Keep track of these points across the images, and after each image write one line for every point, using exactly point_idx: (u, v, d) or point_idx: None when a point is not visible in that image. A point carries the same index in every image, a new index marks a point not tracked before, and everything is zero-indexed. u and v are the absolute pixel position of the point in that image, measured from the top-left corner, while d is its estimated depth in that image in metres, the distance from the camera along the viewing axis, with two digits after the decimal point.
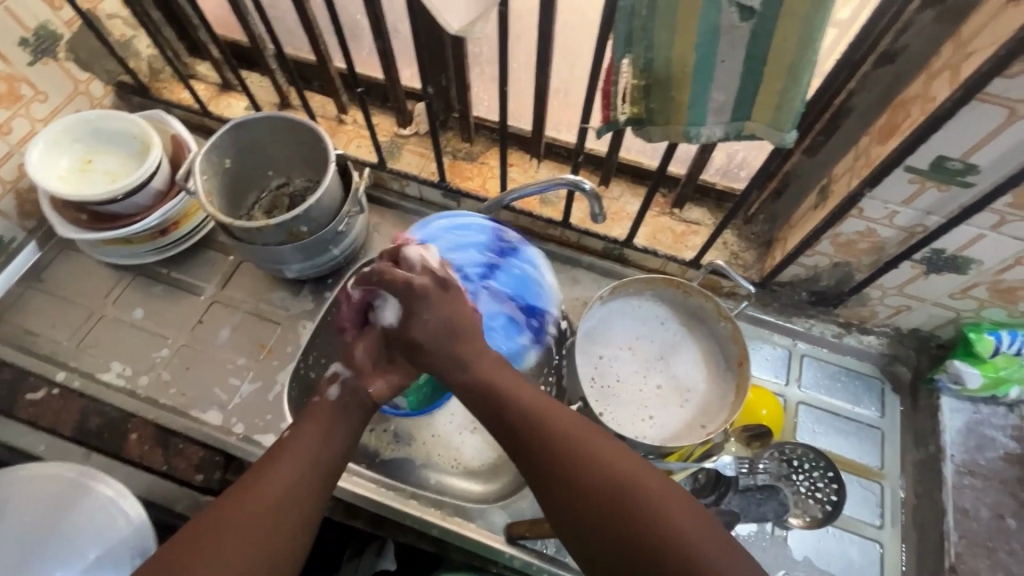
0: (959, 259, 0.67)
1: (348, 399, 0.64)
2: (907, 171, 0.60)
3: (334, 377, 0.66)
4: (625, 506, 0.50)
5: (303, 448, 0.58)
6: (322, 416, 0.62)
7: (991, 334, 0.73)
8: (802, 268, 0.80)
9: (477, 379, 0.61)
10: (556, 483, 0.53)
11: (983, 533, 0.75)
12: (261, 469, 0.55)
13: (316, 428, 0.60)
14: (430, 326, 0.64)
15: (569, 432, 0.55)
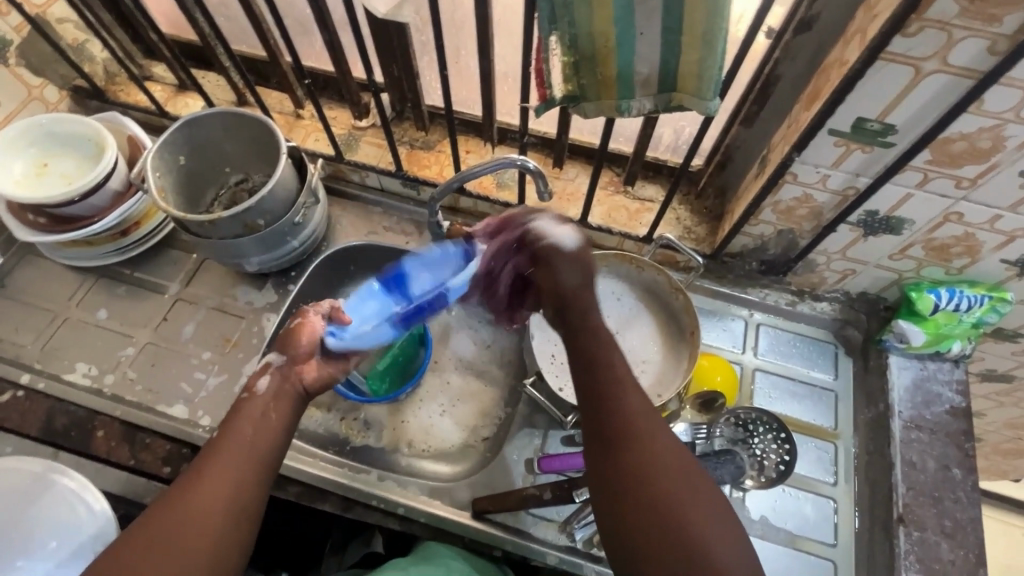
0: (892, 220, 0.70)
1: (280, 389, 0.64)
2: (831, 135, 0.62)
3: (265, 368, 0.64)
4: (658, 505, 0.53)
5: (232, 451, 0.57)
6: (255, 407, 0.61)
7: (931, 293, 0.76)
8: (749, 238, 0.82)
9: (593, 328, 0.65)
10: (613, 450, 0.57)
11: (931, 484, 0.76)
12: (203, 462, 0.57)
13: (241, 429, 0.59)
14: (575, 280, 0.67)
15: (632, 419, 0.58)
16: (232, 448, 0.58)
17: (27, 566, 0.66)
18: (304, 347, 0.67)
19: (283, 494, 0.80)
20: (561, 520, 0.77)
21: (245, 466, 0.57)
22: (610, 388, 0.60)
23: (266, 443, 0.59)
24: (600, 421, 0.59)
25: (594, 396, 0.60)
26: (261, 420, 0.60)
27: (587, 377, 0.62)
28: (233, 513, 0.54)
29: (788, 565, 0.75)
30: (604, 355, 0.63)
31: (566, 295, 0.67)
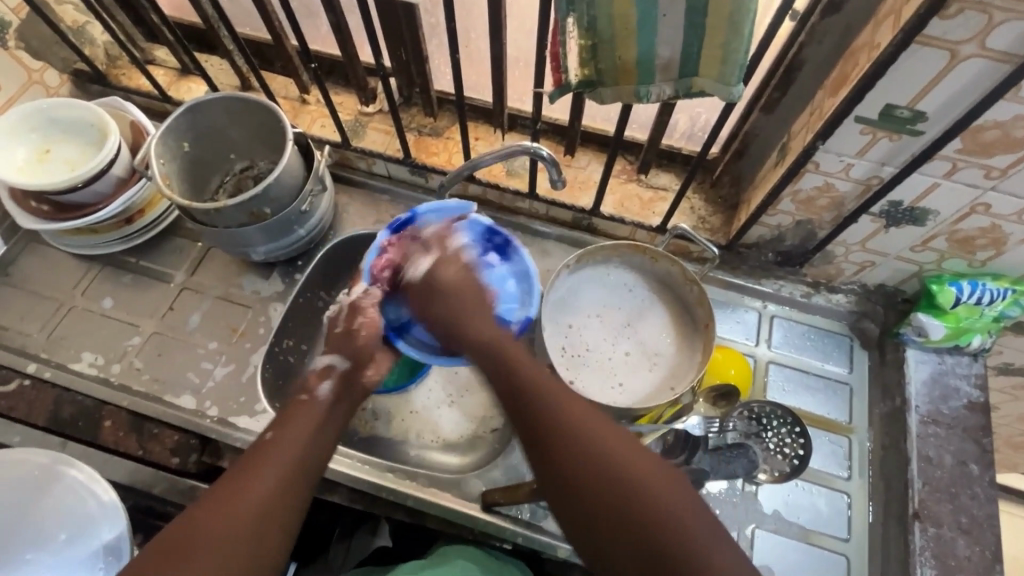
0: (916, 211, 0.68)
1: (340, 392, 0.66)
2: (857, 122, 0.60)
3: (325, 371, 0.67)
4: (611, 494, 0.50)
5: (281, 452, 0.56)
6: (312, 408, 0.62)
7: (952, 285, 0.74)
8: (765, 228, 0.80)
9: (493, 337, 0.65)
10: (554, 454, 0.53)
11: (947, 479, 0.75)
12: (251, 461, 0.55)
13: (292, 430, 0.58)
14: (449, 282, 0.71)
15: (565, 414, 0.55)
16: (283, 447, 0.57)
17: (37, 560, 0.66)
18: (359, 348, 0.70)
19: None
20: None
21: (293, 468, 0.56)
22: (532, 391, 0.58)
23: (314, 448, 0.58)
24: (529, 431, 0.56)
25: (518, 404, 0.57)
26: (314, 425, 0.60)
27: (506, 389, 0.60)
28: (273, 519, 0.52)
29: (801, 560, 0.75)
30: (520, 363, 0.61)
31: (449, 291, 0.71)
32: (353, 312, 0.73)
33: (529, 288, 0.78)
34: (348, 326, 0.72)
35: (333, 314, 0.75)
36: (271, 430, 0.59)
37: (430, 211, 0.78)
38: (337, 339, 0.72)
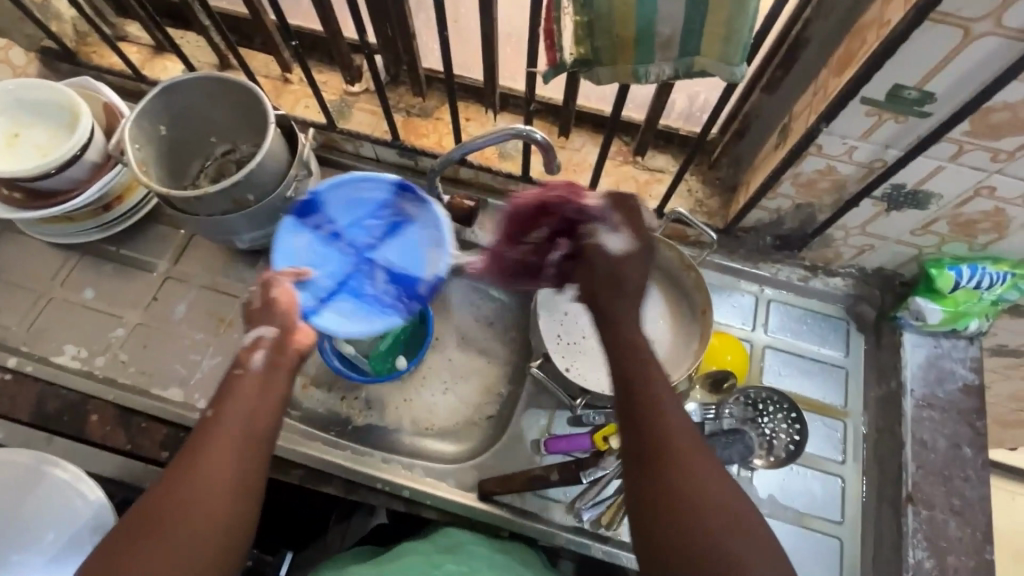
0: (919, 194, 0.66)
1: (275, 364, 0.60)
2: (863, 104, 0.57)
3: (256, 344, 0.60)
4: (664, 464, 0.52)
5: (227, 441, 0.53)
6: (251, 384, 0.57)
7: (952, 270, 0.73)
8: (764, 212, 0.79)
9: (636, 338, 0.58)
10: (653, 468, 0.52)
11: (940, 463, 0.75)
12: (193, 452, 0.52)
13: (236, 411, 0.55)
14: (636, 272, 0.61)
15: (671, 434, 0.53)
16: (224, 435, 0.54)
17: (24, 562, 0.66)
18: (286, 316, 0.63)
19: (287, 478, 0.78)
20: (568, 501, 0.77)
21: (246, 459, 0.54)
22: (648, 402, 0.54)
23: (263, 430, 0.56)
24: (636, 440, 0.53)
25: (633, 405, 0.54)
26: (256, 402, 0.56)
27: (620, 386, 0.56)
28: (225, 522, 0.51)
29: (794, 543, 0.75)
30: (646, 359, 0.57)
31: (628, 283, 0.60)
32: (269, 287, 0.66)
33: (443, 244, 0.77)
34: (265, 300, 0.65)
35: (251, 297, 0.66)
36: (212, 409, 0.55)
37: (330, 190, 0.76)
38: (257, 315, 0.64)
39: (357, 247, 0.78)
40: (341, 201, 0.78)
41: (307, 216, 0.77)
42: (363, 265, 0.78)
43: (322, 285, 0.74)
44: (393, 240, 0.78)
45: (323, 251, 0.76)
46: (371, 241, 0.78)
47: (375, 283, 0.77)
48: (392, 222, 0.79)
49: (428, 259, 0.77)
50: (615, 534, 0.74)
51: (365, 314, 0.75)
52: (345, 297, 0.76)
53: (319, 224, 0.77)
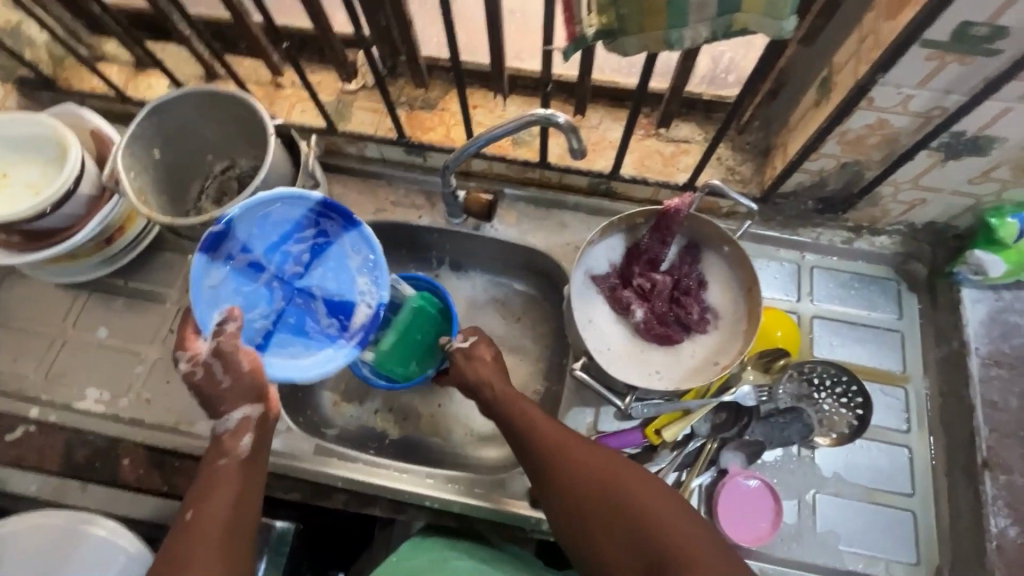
0: (982, 140, 0.60)
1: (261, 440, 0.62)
2: (924, 48, 0.52)
3: (245, 425, 0.61)
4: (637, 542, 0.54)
5: (212, 526, 0.55)
6: (230, 470, 0.59)
7: (1014, 218, 0.68)
8: (805, 174, 0.73)
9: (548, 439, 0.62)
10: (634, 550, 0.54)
11: (1015, 424, 0.71)
12: (180, 547, 0.53)
13: (219, 496, 0.57)
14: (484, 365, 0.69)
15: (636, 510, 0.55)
16: (208, 522, 0.55)
17: None
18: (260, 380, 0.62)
19: (331, 503, 0.75)
20: None
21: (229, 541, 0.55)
22: (598, 492, 0.57)
23: (247, 512, 0.57)
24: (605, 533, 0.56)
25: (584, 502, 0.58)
26: (235, 491, 0.58)
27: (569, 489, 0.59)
28: None
29: (864, 520, 0.71)
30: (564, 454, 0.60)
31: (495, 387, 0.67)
32: (225, 360, 0.61)
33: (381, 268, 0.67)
34: (231, 371, 0.61)
35: (193, 373, 0.62)
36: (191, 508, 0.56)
37: (242, 215, 0.65)
38: (222, 394, 0.61)
39: (283, 276, 0.67)
40: (254, 223, 0.66)
41: (217, 246, 0.64)
42: (296, 297, 0.66)
43: (258, 327, 0.65)
44: (324, 262, 0.68)
45: (243, 287, 0.65)
46: (299, 268, 0.67)
47: (313, 316, 0.66)
48: (316, 244, 0.68)
49: (365, 285, 0.67)
50: None
51: (313, 354, 0.65)
52: (284, 333, 0.65)
53: (233, 254, 0.65)
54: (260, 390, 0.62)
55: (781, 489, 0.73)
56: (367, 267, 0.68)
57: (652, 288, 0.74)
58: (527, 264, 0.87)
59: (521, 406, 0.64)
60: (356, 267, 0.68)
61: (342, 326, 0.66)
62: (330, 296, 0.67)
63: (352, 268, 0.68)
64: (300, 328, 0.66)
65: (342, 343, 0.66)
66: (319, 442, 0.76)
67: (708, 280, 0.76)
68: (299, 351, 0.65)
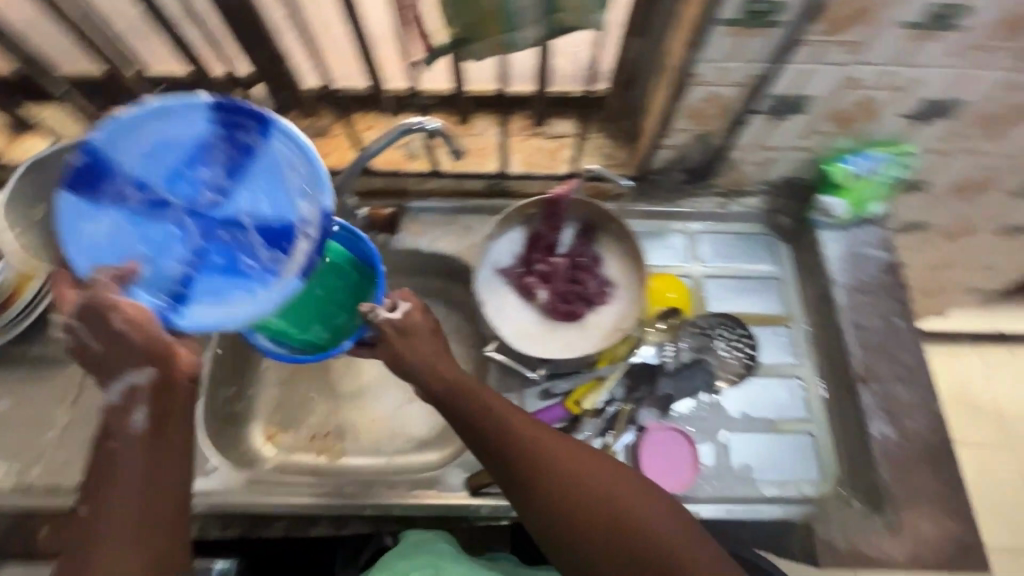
0: (798, 99, 0.70)
1: (162, 409, 0.58)
2: (726, 26, 0.61)
3: (132, 395, 0.57)
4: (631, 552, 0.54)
5: (112, 514, 0.53)
6: (130, 451, 0.55)
7: (842, 162, 0.79)
8: (670, 150, 0.82)
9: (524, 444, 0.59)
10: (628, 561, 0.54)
11: (882, 341, 0.80)
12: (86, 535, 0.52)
13: (123, 475, 0.54)
14: (425, 350, 0.64)
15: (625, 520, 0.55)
16: (106, 511, 0.53)
17: None
18: (150, 345, 0.55)
19: (272, 531, 0.77)
20: None
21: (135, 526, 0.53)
22: (581, 499, 0.56)
23: (160, 497, 0.55)
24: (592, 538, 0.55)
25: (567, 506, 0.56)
26: (140, 469, 0.55)
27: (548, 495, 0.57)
28: None
29: (772, 449, 0.78)
30: (545, 454, 0.58)
31: (445, 374, 0.63)
32: (96, 314, 0.51)
33: (317, 171, 0.51)
34: (109, 328, 0.53)
35: (69, 338, 0.56)
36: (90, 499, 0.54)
37: (109, 138, 0.49)
38: (100, 359, 0.56)
39: (194, 207, 0.50)
40: (141, 147, 0.50)
41: (99, 188, 0.49)
42: (215, 229, 0.51)
43: (172, 276, 0.50)
44: (241, 179, 0.51)
45: (143, 230, 0.50)
46: (215, 194, 0.51)
47: (245, 252, 0.51)
48: (229, 161, 0.51)
49: (304, 201, 0.51)
50: None
51: (250, 299, 0.51)
52: (209, 278, 0.51)
53: (124, 191, 0.49)
54: (139, 358, 0.55)
55: (698, 435, 0.78)
56: (301, 171, 0.51)
57: (552, 271, 0.80)
58: (439, 269, 0.91)
59: (475, 399, 0.62)
60: (287, 175, 0.51)
61: (281, 255, 0.51)
62: (259, 224, 0.51)
63: (282, 181, 0.51)
64: (226, 268, 0.51)
65: (289, 277, 0.51)
66: (251, 474, 0.76)
67: (603, 256, 0.82)
68: (230, 296, 0.51)
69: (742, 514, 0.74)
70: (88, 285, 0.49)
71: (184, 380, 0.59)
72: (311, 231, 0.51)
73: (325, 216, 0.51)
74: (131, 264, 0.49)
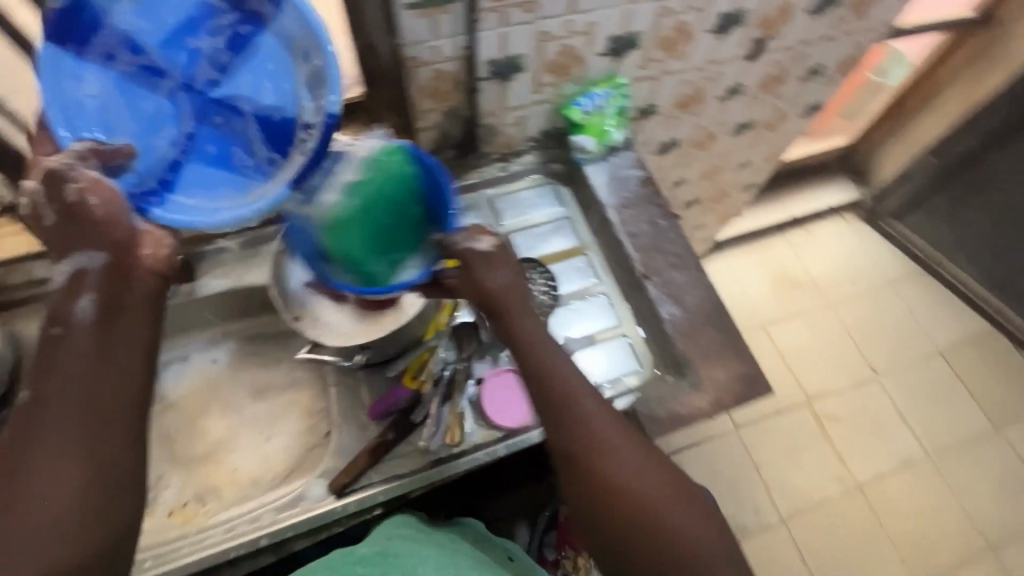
0: (511, 60, 0.81)
1: (109, 310, 0.57)
2: (411, 10, 0.69)
3: (77, 294, 0.57)
4: (620, 492, 0.61)
5: (66, 400, 0.52)
6: (78, 340, 0.55)
7: (575, 105, 0.92)
8: (428, 131, 0.90)
9: (565, 391, 0.66)
10: (615, 500, 0.61)
11: (653, 240, 0.93)
12: (27, 429, 0.51)
13: (69, 363, 0.54)
14: (506, 279, 0.70)
15: (620, 466, 0.62)
16: (63, 400, 0.52)
17: None
18: (108, 232, 0.59)
19: None
20: (415, 446, 0.79)
21: (91, 410, 0.53)
22: (584, 442, 0.63)
23: (124, 387, 0.55)
24: (585, 478, 0.62)
25: (569, 450, 0.64)
26: (94, 356, 0.55)
27: (568, 441, 0.64)
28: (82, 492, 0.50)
29: (597, 357, 0.88)
30: (579, 407, 0.65)
31: (488, 292, 0.69)
32: (54, 181, 0.57)
33: (309, 51, 0.61)
34: (75, 193, 0.58)
35: (27, 209, 0.59)
36: (38, 378, 0.53)
37: None
38: (56, 237, 0.59)
39: (188, 83, 0.64)
40: (137, 6, 0.60)
41: (87, 40, 0.59)
42: (210, 116, 0.65)
43: (163, 156, 0.64)
44: (239, 62, 0.64)
45: (144, 100, 0.63)
46: (213, 72, 0.64)
47: (241, 149, 0.66)
48: (229, 40, 0.63)
49: (292, 89, 0.63)
50: (464, 446, 0.79)
51: (233, 191, 0.65)
52: (192, 178, 0.65)
53: (112, 53, 0.60)
54: (112, 239, 0.59)
55: None
56: (274, 62, 0.63)
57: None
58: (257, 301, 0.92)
59: (540, 346, 0.68)
60: (268, 57, 0.63)
61: (276, 157, 0.65)
62: (252, 109, 0.65)
63: (272, 49, 0.63)
64: (218, 156, 0.66)
65: (271, 174, 0.64)
66: None
67: None
68: (207, 192, 0.65)
69: None
70: (64, 150, 0.58)
71: (146, 275, 0.61)
72: (303, 123, 0.63)
73: (330, 121, 0.60)
74: (133, 144, 0.62)
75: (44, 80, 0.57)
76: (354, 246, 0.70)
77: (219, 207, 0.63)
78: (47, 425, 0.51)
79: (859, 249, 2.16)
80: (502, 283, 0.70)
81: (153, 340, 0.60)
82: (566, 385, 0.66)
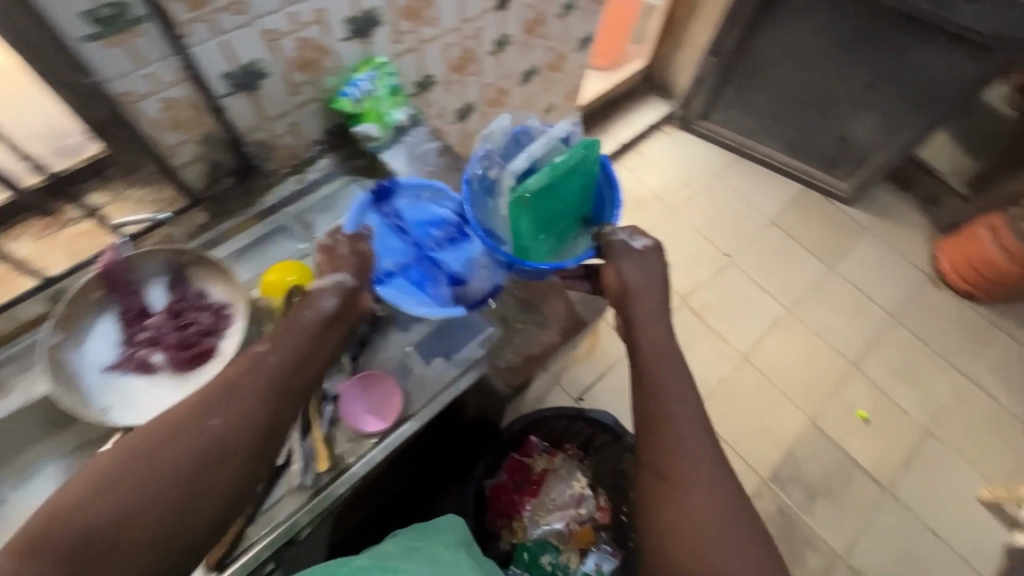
0: (246, 68, 0.77)
1: (330, 319, 0.74)
2: (93, 42, 0.63)
3: (327, 290, 0.75)
4: (662, 472, 0.71)
5: (230, 407, 0.64)
6: (300, 329, 0.72)
7: (342, 95, 0.90)
8: (192, 165, 0.84)
9: (659, 387, 0.76)
10: (661, 474, 0.71)
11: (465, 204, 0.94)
12: (202, 407, 0.63)
13: (258, 369, 0.67)
14: (656, 326, 0.82)
15: (679, 455, 0.71)
16: (225, 404, 0.64)
17: None
18: (355, 296, 0.78)
19: None
20: (286, 488, 0.75)
21: (241, 419, 0.64)
22: (663, 426, 0.73)
23: (270, 407, 0.66)
24: (650, 448, 0.73)
25: (649, 420, 0.75)
26: (263, 380, 0.66)
27: (654, 409, 0.75)
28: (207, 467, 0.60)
29: (446, 331, 0.88)
30: (675, 405, 0.74)
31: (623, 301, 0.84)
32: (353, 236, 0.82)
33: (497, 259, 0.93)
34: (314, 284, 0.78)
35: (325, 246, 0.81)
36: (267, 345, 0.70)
37: (404, 186, 0.91)
38: (347, 304, 0.77)
39: (423, 246, 0.91)
40: (412, 200, 0.92)
41: (381, 203, 0.89)
42: (426, 263, 0.90)
43: (390, 269, 0.87)
44: (451, 248, 0.92)
45: (387, 239, 0.89)
46: (442, 240, 0.92)
47: (436, 280, 0.89)
48: (454, 234, 0.93)
49: (484, 269, 0.92)
50: (340, 468, 0.77)
51: (423, 299, 0.86)
52: (402, 261, 0.89)
53: (388, 215, 0.90)
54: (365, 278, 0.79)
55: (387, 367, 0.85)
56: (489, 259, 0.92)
57: (156, 332, 0.77)
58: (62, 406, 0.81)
59: (662, 351, 0.79)
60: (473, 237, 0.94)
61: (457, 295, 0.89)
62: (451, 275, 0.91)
63: (469, 241, 0.93)
64: (409, 267, 0.89)
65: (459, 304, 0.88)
66: None
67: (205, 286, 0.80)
68: (404, 284, 0.86)
69: (450, 395, 0.84)
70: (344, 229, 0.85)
71: (354, 317, 0.78)
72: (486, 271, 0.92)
73: (494, 288, 0.91)
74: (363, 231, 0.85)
75: (348, 215, 0.86)
76: (524, 228, 0.82)
77: (414, 306, 0.83)
78: (204, 415, 0.62)
79: (684, 155, 2.37)
80: (638, 283, 0.85)
81: (322, 367, 0.74)
82: (675, 388, 0.76)
